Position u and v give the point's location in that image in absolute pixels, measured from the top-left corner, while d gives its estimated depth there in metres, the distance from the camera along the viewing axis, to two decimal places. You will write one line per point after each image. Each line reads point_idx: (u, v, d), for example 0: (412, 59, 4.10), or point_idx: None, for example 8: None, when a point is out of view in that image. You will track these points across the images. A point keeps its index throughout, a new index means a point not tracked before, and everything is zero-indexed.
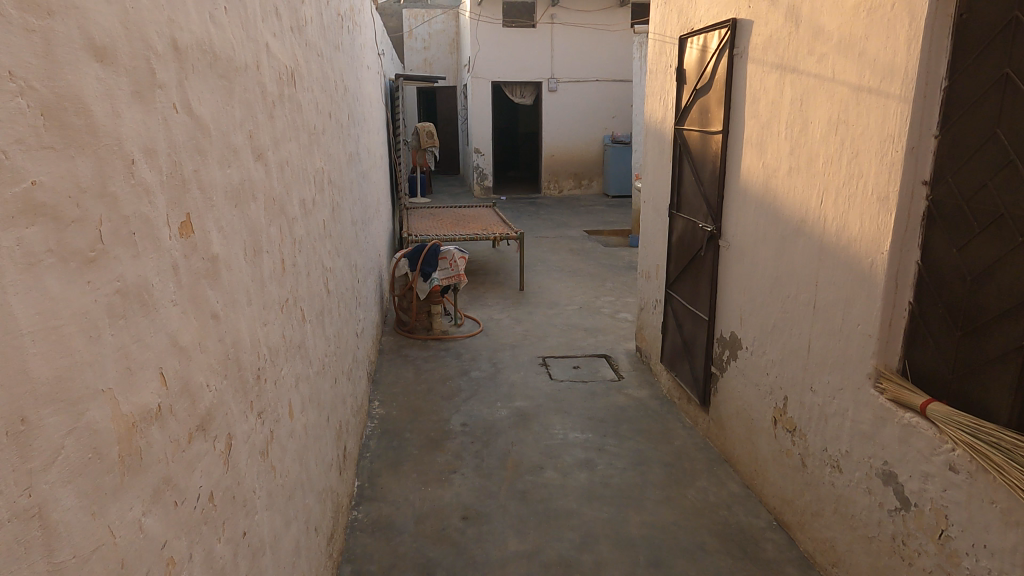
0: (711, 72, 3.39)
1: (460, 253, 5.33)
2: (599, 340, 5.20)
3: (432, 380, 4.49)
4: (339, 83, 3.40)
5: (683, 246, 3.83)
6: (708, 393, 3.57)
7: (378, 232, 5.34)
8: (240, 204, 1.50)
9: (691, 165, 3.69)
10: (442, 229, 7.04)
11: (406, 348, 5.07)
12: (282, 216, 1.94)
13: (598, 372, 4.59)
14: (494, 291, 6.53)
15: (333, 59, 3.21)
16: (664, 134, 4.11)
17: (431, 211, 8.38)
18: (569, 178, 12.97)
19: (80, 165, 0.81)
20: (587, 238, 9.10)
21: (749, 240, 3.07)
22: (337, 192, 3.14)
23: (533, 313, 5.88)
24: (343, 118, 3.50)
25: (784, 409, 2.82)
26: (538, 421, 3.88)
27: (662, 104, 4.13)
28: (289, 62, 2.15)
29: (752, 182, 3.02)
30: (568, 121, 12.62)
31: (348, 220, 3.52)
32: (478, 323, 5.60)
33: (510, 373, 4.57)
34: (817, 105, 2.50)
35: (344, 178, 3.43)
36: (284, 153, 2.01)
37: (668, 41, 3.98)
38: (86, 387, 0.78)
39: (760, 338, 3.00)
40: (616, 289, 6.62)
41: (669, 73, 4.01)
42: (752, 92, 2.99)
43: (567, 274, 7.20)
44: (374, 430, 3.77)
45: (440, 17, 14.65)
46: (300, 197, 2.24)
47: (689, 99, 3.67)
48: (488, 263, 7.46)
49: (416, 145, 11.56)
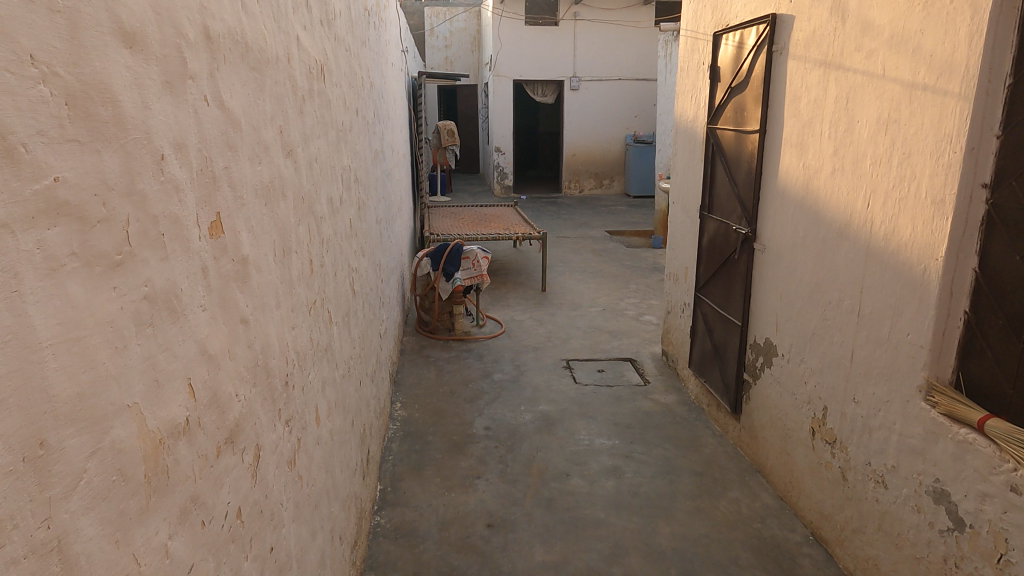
0: (748, 69, 3.29)
1: (483, 253, 5.27)
2: (625, 343, 5.11)
3: (455, 382, 4.42)
4: (366, 80, 3.34)
5: (714, 248, 3.73)
6: (740, 401, 3.47)
7: (399, 231, 5.30)
8: (270, 202, 1.44)
9: (724, 164, 3.58)
10: (464, 228, 6.98)
11: (428, 348, 5.01)
12: (310, 215, 1.88)
13: (624, 376, 4.48)
14: (516, 291, 6.45)
15: (360, 56, 3.15)
16: (695, 133, 4.01)
17: (452, 210, 8.32)
18: (591, 177, 12.84)
19: (106, 160, 0.74)
20: (609, 238, 8.99)
21: (787, 243, 2.96)
22: (363, 192, 3.08)
23: (556, 315, 5.79)
24: (369, 114, 3.44)
25: (824, 419, 2.71)
26: (563, 427, 3.80)
27: (693, 102, 4.03)
28: (319, 56, 2.09)
29: (791, 184, 2.91)
30: (589, 120, 12.51)
31: (372, 219, 3.47)
32: (500, 324, 5.52)
33: (533, 376, 4.49)
34: (864, 103, 2.39)
35: (369, 178, 3.37)
36: (314, 151, 1.95)
37: (701, 38, 3.88)
38: (111, 405, 0.72)
39: (798, 346, 2.89)
40: (640, 291, 6.51)
41: (701, 70, 3.91)
42: (792, 90, 2.88)
43: (590, 275, 7.11)
44: (397, 432, 3.71)
45: (462, 15, 14.63)
46: (328, 195, 2.17)
47: (724, 97, 3.56)
48: (510, 263, 7.38)
49: (437, 143, 11.53)
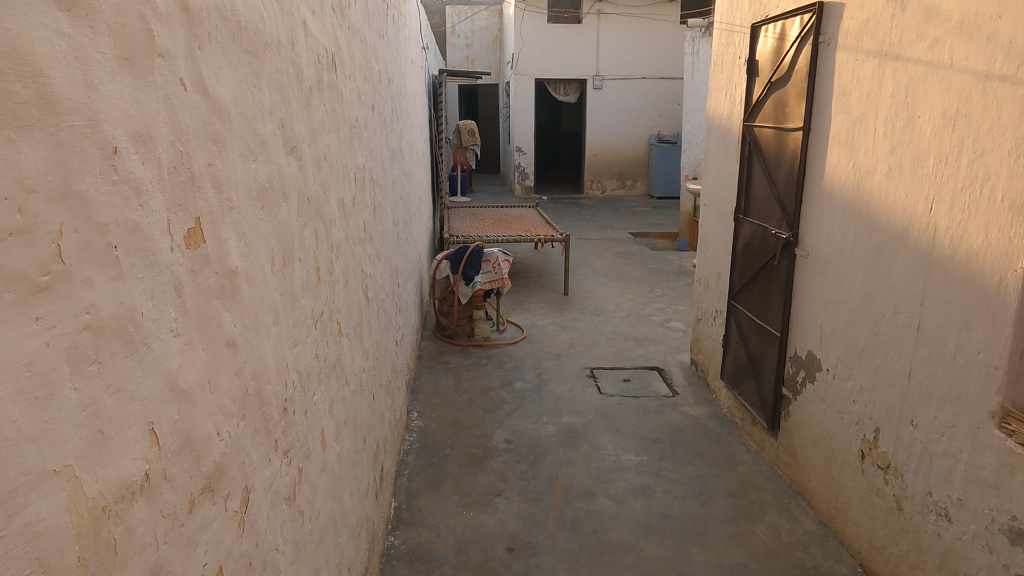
0: (790, 62, 3.07)
1: (504, 257, 5.11)
2: (651, 351, 4.90)
3: (474, 390, 4.25)
4: (384, 75, 3.18)
5: (750, 254, 3.51)
6: (778, 417, 3.25)
7: (418, 232, 5.14)
8: (268, 205, 1.27)
9: (763, 165, 3.37)
10: (485, 229, 6.81)
11: (446, 354, 4.84)
12: (317, 219, 1.71)
13: (651, 387, 4.27)
14: (538, 295, 6.27)
15: (377, 50, 2.99)
16: (730, 132, 3.79)
17: (472, 211, 8.15)
18: (613, 178, 12.61)
19: (26, 154, 0.57)
20: (633, 241, 8.77)
21: (834, 249, 2.74)
22: (379, 193, 2.92)
23: (579, 320, 5.59)
24: (386, 111, 3.27)
25: (875, 442, 2.48)
26: (588, 441, 3.60)
27: (727, 98, 3.81)
28: (330, 45, 1.92)
29: (839, 186, 2.70)
30: (612, 120, 12.29)
31: (389, 222, 3.30)
32: (521, 329, 5.34)
33: (556, 385, 4.30)
34: (927, 97, 2.17)
35: (386, 178, 3.20)
36: (323, 148, 1.78)
37: (737, 30, 3.66)
38: (25, 474, 0.55)
39: (845, 362, 2.67)
40: (665, 296, 6.29)
41: (737, 65, 3.69)
42: (841, 83, 2.66)
43: (614, 279, 6.90)
44: (413, 444, 3.55)
45: (483, 13, 14.47)
46: (339, 196, 2.00)
47: (762, 93, 3.35)
48: (531, 265, 7.19)
49: (457, 143, 11.37)
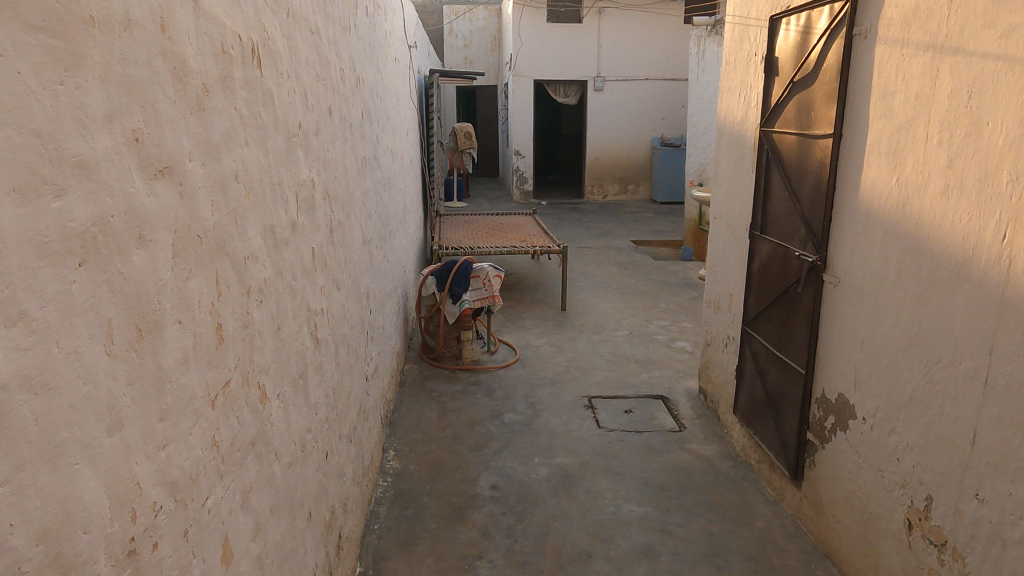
0: (817, 58, 2.66)
1: (494, 272, 4.69)
2: (655, 377, 4.48)
3: (459, 424, 3.83)
4: (349, 74, 2.77)
5: (768, 276, 3.10)
6: (801, 465, 2.84)
7: (402, 246, 4.73)
8: (99, 257, 0.87)
9: (783, 177, 2.96)
10: (478, 240, 6.41)
11: (432, 379, 4.43)
12: (222, 259, 1.30)
13: (655, 420, 3.85)
14: (533, 311, 5.86)
15: (340, 44, 2.59)
16: (744, 138, 3.38)
17: (465, 219, 7.75)
18: (614, 183, 12.19)
19: None
20: (635, 250, 8.36)
21: (873, 277, 2.33)
22: (339, 211, 2.51)
23: (577, 340, 5.17)
24: (354, 115, 2.87)
25: (927, 512, 2.07)
26: (584, 487, 3.18)
27: (741, 101, 3.40)
28: (253, 35, 1.52)
29: (879, 204, 2.29)
30: (613, 122, 11.88)
31: (357, 241, 2.90)
32: (514, 350, 4.93)
33: (551, 417, 3.89)
34: (998, 99, 1.77)
35: (353, 193, 2.80)
36: (234, 165, 1.37)
37: (753, 24, 3.25)
38: None
39: (887, 412, 2.26)
40: (670, 312, 5.88)
41: (752, 63, 3.28)
42: (882, 83, 2.26)
43: (615, 292, 6.49)
44: (386, 491, 3.14)
45: (481, 13, 14.10)
46: (267, 223, 1.60)
47: (783, 95, 2.94)
48: (527, 277, 6.78)
49: (453, 146, 10.98)
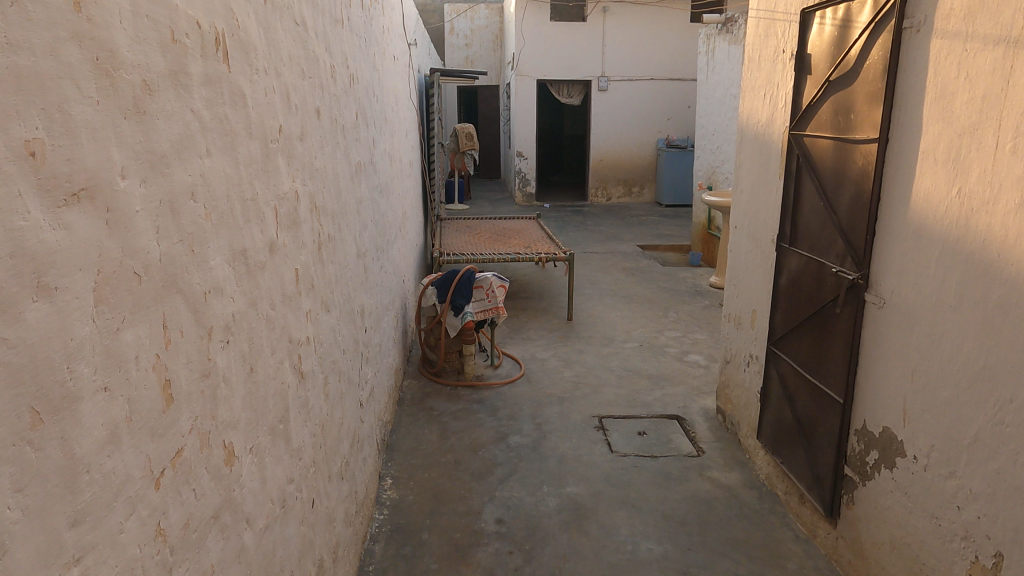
0: (857, 55, 2.41)
1: (498, 282, 4.44)
2: (668, 394, 4.23)
3: (461, 447, 3.58)
4: (342, 72, 2.53)
5: (798, 293, 2.85)
6: (838, 502, 2.59)
7: (401, 254, 4.49)
8: None
9: (816, 185, 2.71)
10: (480, 246, 6.16)
11: (432, 397, 4.18)
12: (173, 298, 1.05)
13: (672, 444, 3.60)
14: (538, 321, 5.61)
15: (330, 39, 2.33)
16: (770, 142, 3.13)
17: (467, 223, 7.50)
18: (619, 185, 11.93)
19: None
20: (642, 255, 8.11)
21: (927, 300, 2.07)
22: (330, 224, 2.26)
23: (585, 353, 4.92)
24: (348, 116, 2.62)
25: (995, 571, 1.82)
26: (597, 522, 2.93)
27: (766, 102, 3.15)
28: (218, 22, 1.26)
29: (935, 218, 2.03)
30: (618, 123, 11.63)
31: (350, 254, 2.65)
32: (518, 364, 4.68)
33: (560, 440, 3.64)
34: None
35: (345, 203, 2.54)
36: (191, 180, 1.12)
37: (781, 18, 3.00)
38: None
39: (945, 453, 2.00)
40: (681, 322, 5.63)
41: (779, 61, 3.03)
42: (939, 83, 2.01)
43: (623, 300, 6.24)
44: (383, 526, 2.88)
45: (483, 12, 13.87)
46: (236, 246, 1.34)
47: (816, 95, 2.69)
48: (531, 285, 6.53)
49: (454, 148, 10.74)
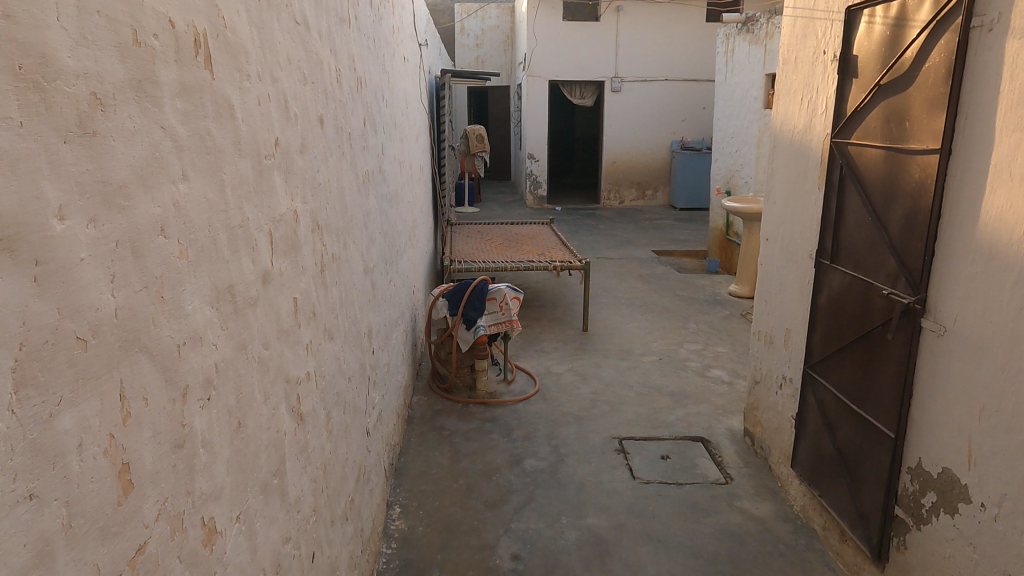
0: (913, 56, 2.19)
1: (512, 293, 4.24)
2: (692, 413, 4.02)
3: (474, 472, 3.37)
4: (348, 75, 2.33)
5: (840, 315, 2.63)
6: (886, 544, 2.37)
7: (410, 264, 4.29)
8: None
9: (863, 198, 2.49)
10: (492, 253, 5.96)
11: (443, 415, 3.98)
12: (135, 358, 0.85)
13: (698, 470, 3.39)
14: (553, 332, 5.40)
15: (335, 40, 2.14)
16: (808, 149, 2.91)
17: (478, 228, 7.30)
18: (632, 188, 11.71)
19: None
20: (658, 260, 7.89)
21: (1000, 331, 1.86)
22: (334, 243, 2.06)
23: (602, 367, 4.71)
24: (354, 123, 2.42)
25: None
26: (621, 558, 2.72)
27: (804, 107, 2.93)
28: (199, 20, 1.07)
29: (1010, 239, 1.82)
30: (631, 124, 11.41)
31: (357, 272, 2.45)
32: (533, 380, 4.47)
33: (578, 464, 3.43)
34: None
35: (351, 218, 2.35)
36: (161, 211, 0.93)
37: (822, 17, 2.78)
38: None
39: (1020, 504, 1.79)
40: (701, 334, 5.41)
41: (819, 63, 2.81)
42: (1016, 89, 1.79)
43: (639, 310, 6.02)
44: (391, 562, 2.69)
45: (494, 11, 13.69)
46: (221, 284, 1.15)
47: (863, 101, 2.47)
48: (544, 293, 6.33)
49: (465, 150, 10.55)
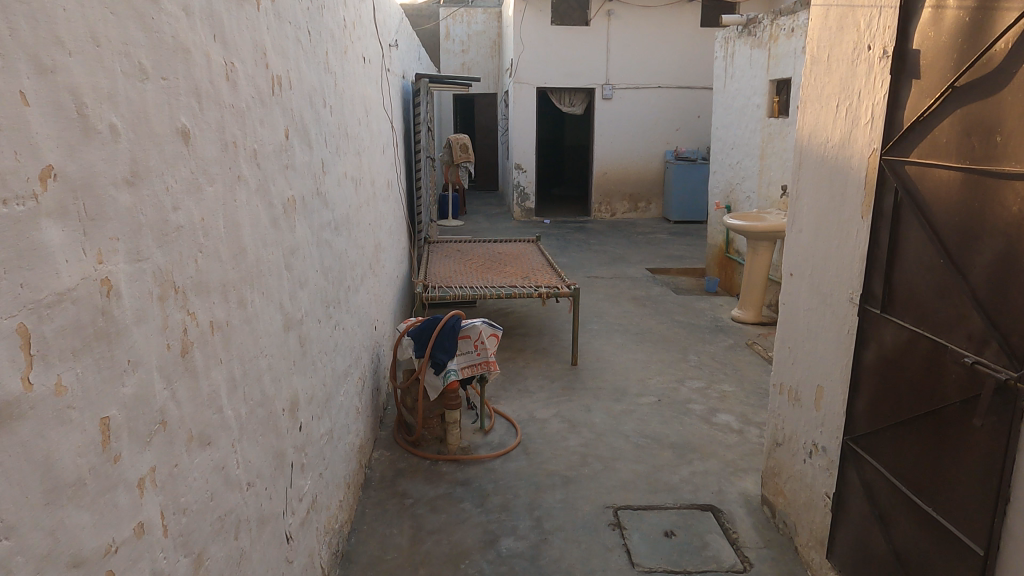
0: (1005, 48, 1.64)
1: (489, 329, 3.65)
2: (698, 472, 3.44)
3: (438, 557, 2.77)
4: (254, 71, 1.74)
5: (898, 379, 2.07)
6: None
7: (371, 296, 3.69)
8: None
9: (928, 232, 1.93)
10: (472, 276, 5.38)
11: (408, 477, 3.38)
12: None
13: (710, 552, 2.79)
14: (538, 367, 4.82)
15: (225, 22, 1.55)
16: (846, 168, 2.35)
17: (458, 245, 6.72)
18: (624, 200, 11.17)
19: None
20: (652, 280, 7.33)
21: None
22: (218, 305, 1.46)
23: (593, 411, 4.12)
24: (265, 136, 1.83)
25: None
26: None
27: (841, 116, 2.37)
28: None
29: None
30: (623, 133, 10.88)
31: (270, 332, 1.85)
32: (513, 428, 3.88)
33: (566, 545, 2.84)
34: None
35: (259, 264, 1.75)
36: None
37: (869, 5, 2.23)
38: None
39: None
40: (703, 368, 4.84)
41: (862, 62, 2.26)
42: None
43: (634, 338, 5.45)
44: None
45: (480, 16, 13.20)
46: None
47: (930, 108, 1.91)
48: (529, 319, 5.75)
49: (448, 160, 9.98)
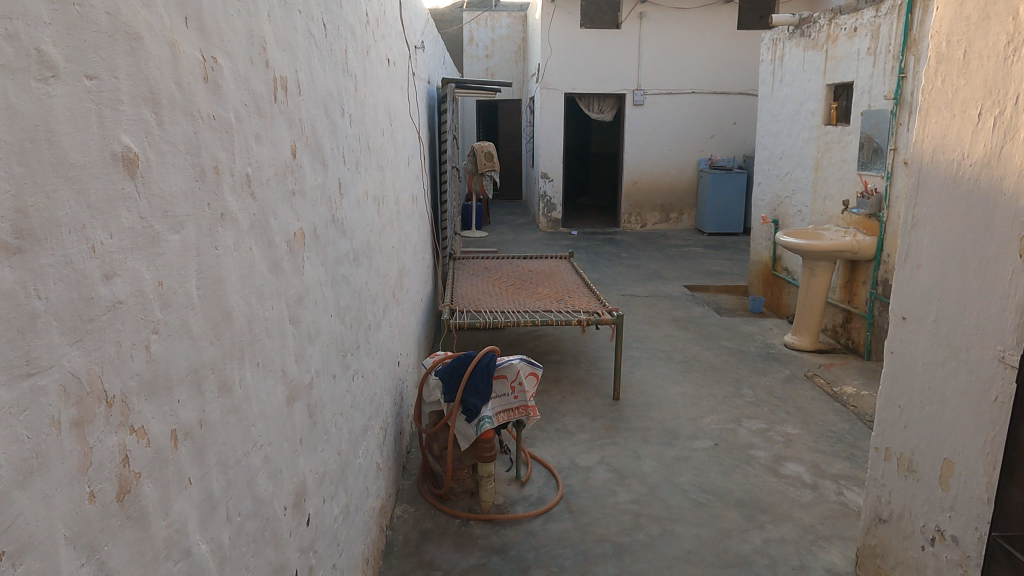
0: None
1: (528, 367, 3.18)
2: (774, 540, 2.94)
3: None
4: (247, 67, 1.31)
5: None
6: None
7: (394, 328, 3.25)
8: None
9: None
10: (502, 299, 4.92)
11: (435, 540, 2.92)
12: None
13: None
14: (577, 402, 4.34)
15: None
16: (992, 193, 1.87)
17: (485, 262, 6.28)
18: (654, 211, 10.65)
19: None
20: (692, 299, 6.82)
21: None
22: (187, 400, 1.02)
23: (643, 459, 3.64)
24: (263, 154, 1.40)
25: None
26: None
27: (988, 127, 1.89)
28: None
29: None
30: (654, 141, 10.39)
31: (268, 410, 1.41)
32: (553, 479, 3.42)
33: None
34: None
35: (251, 327, 1.31)
36: None
37: None
38: None
39: None
40: (762, 405, 4.33)
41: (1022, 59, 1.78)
42: None
43: (680, 368, 4.96)
44: None
45: (505, 21, 12.82)
46: None
47: None
48: (564, 345, 5.28)
49: (472, 168, 9.57)
